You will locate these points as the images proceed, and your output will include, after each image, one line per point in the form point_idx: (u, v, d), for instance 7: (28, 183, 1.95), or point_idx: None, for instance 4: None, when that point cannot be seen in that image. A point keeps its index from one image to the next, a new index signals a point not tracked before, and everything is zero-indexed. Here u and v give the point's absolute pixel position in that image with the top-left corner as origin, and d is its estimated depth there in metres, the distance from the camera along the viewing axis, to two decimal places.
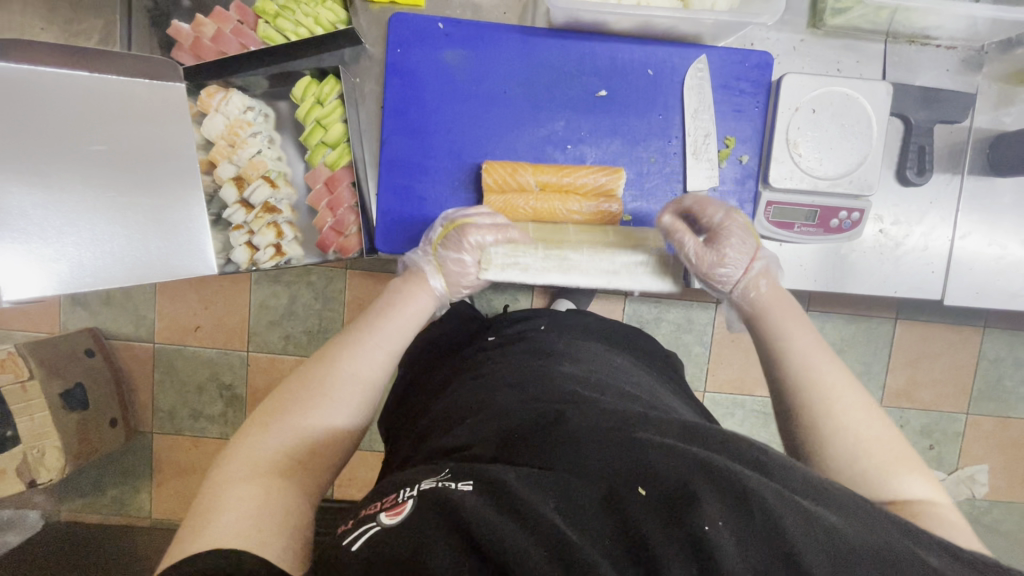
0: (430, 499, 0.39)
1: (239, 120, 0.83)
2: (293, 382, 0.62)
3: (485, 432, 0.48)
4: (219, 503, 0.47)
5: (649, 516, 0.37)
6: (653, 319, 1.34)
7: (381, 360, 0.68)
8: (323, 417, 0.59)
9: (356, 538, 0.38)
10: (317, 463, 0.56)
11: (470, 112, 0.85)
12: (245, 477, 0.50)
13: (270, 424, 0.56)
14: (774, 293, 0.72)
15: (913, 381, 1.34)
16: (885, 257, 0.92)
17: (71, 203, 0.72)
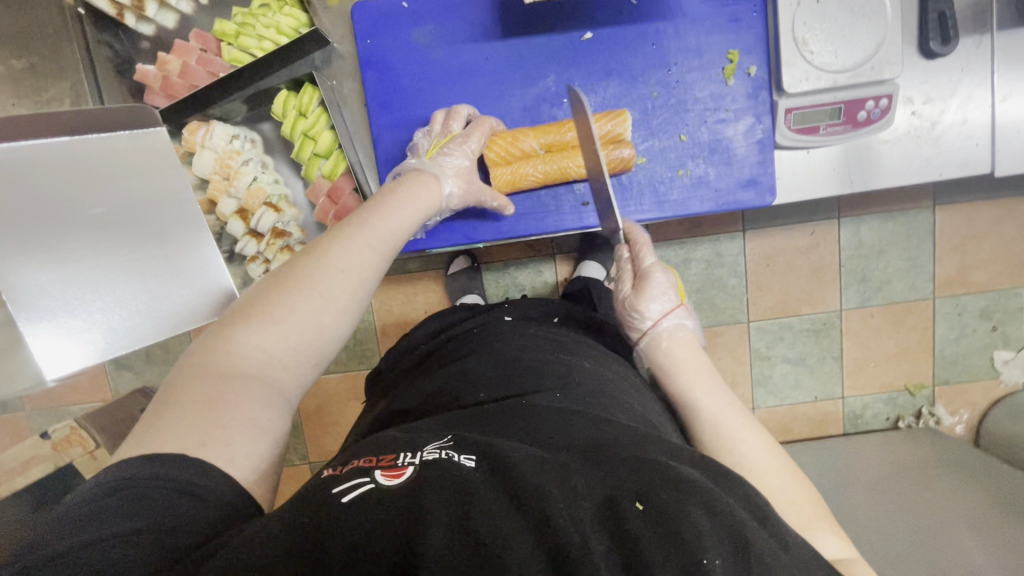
0: (434, 468, 0.41)
1: (228, 150, 0.81)
2: (284, 270, 0.56)
3: (492, 430, 0.50)
4: (179, 409, 0.46)
5: (648, 532, 0.38)
6: (681, 262, 1.29)
7: (364, 265, 0.58)
8: (314, 318, 0.54)
9: (346, 491, 0.40)
10: (302, 354, 0.53)
11: (455, 87, 0.81)
12: (216, 373, 0.48)
13: (254, 317, 0.52)
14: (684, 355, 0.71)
15: (964, 266, 1.27)
16: (923, 140, 0.86)
17: (86, 272, 0.71)
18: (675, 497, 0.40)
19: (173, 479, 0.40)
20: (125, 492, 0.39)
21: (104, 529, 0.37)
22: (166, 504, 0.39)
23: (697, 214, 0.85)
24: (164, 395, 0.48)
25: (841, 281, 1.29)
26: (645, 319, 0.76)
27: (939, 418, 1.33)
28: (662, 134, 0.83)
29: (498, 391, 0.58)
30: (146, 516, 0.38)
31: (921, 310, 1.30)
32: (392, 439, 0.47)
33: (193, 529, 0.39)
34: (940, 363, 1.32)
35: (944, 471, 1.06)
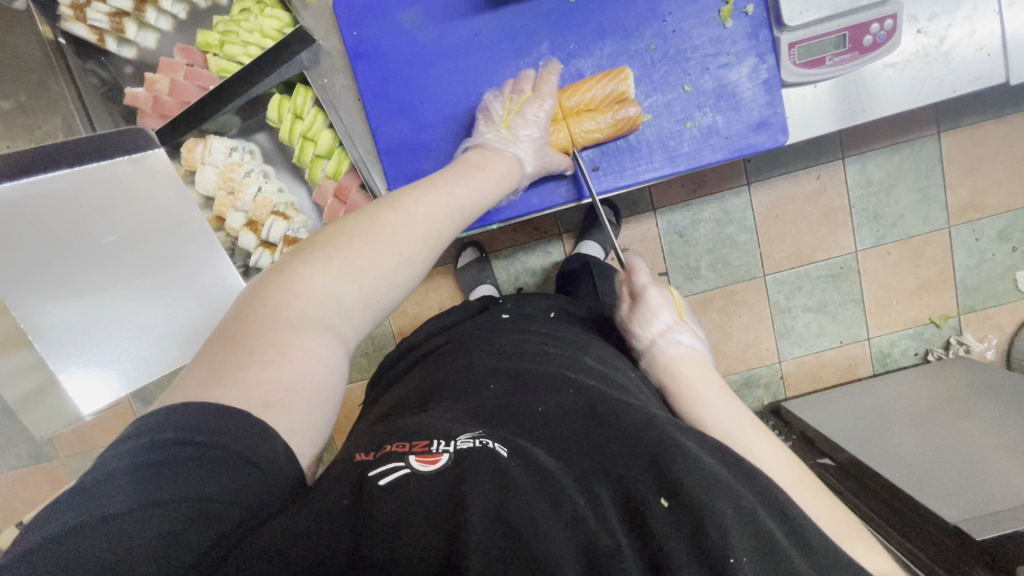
0: (466, 456, 0.43)
1: (229, 163, 0.80)
2: (370, 219, 0.57)
3: (519, 417, 0.52)
4: (250, 344, 0.47)
5: (670, 530, 0.41)
6: (689, 225, 1.27)
7: (435, 230, 0.61)
8: (387, 277, 0.56)
9: (384, 474, 0.43)
10: (370, 305, 0.55)
11: (449, 68, 0.79)
12: (289, 319, 0.49)
13: (334, 264, 0.53)
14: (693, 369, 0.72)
15: (977, 190, 1.24)
16: (933, 59, 0.82)
17: (108, 302, 0.72)
18: (695, 481, 0.43)
19: (234, 451, 0.40)
20: (176, 457, 0.39)
21: (157, 493, 0.37)
22: (224, 473, 0.39)
23: (711, 164, 0.83)
24: (231, 335, 0.48)
25: (853, 222, 1.27)
26: (648, 333, 0.78)
27: (969, 346, 1.30)
28: (665, 88, 0.81)
29: (520, 378, 0.60)
30: (201, 482, 0.38)
31: (938, 242, 1.27)
32: (424, 423, 0.49)
33: (243, 503, 0.39)
34: (964, 291, 1.30)
35: (975, 399, 1.05)
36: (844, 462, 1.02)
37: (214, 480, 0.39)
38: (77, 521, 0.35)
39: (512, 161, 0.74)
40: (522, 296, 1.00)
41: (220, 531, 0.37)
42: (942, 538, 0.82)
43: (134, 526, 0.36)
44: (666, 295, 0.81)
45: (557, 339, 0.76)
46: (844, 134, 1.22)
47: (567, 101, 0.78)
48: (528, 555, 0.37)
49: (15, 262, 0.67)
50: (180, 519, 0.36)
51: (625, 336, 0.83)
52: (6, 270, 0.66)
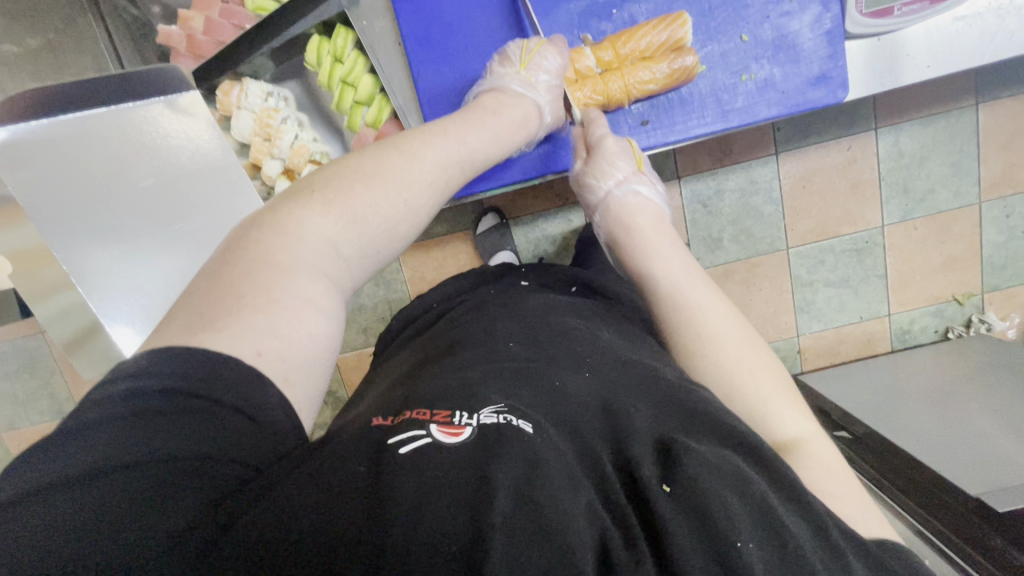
0: (493, 429, 0.41)
1: (266, 108, 0.77)
2: (369, 161, 0.56)
3: (530, 390, 0.49)
4: (232, 284, 0.45)
5: (686, 514, 0.38)
6: (714, 195, 1.24)
7: (441, 180, 0.61)
8: (390, 228, 0.57)
9: (404, 443, 0.40)
10: (366, 257, 0.56)
11: (498, 11, 0.76)
12: (285, 263, 0.47)
13: (334, 210, 0.52)
14: (650, 230, 0.71)
15: (1011, 165, 1.20)
16: (1004, 19, 0.77)
17: (146, 249, 0.69)
18: (717, 482, 0.40)
19: (234, 407, 0.38)
20: (168, 407, 0.36)
21: (155, 446, 0.34)
22: (218, 425, 0.37)
23: (764, 121, 0.79)
24: (220, 275, 0.46)
25: (882, 195, 1.23)
26: (604, 184, 0.75)
27: (990, 325, 1.29)
28: (722, 37, 0.77)
29: (539, 356, 0.58)
30: (196, 438, 0.36)
31: (967, 218, 1.24)
32: (443, 396, 0.47)
33: (243, 457, 0.37)
34: (988, 269, 1.27)
35: (1000, 374, 1.03)
36: (863, 434, 1.02)
37: (217, 437, 0.37)
38: (60, 476, 0.32)
39: (529, 108, 0.73)
40: (534, 266, 0.97)
41: (217, 492, 0.35)
42: (961, 510, 0.82)
43: (139, 472, 0.33)
44: (625, 149, 0.76)
45: (573, 312, 0.73)
46: (878, 104, 1.17)
47: (621, 48, 0.74)
48: (551, 535, 0.33)
49: (52, 207, 0.65)
50: (173, 473, 0.34)
51: (578, 190, 0.78)
52: (48, 211, 0.65)
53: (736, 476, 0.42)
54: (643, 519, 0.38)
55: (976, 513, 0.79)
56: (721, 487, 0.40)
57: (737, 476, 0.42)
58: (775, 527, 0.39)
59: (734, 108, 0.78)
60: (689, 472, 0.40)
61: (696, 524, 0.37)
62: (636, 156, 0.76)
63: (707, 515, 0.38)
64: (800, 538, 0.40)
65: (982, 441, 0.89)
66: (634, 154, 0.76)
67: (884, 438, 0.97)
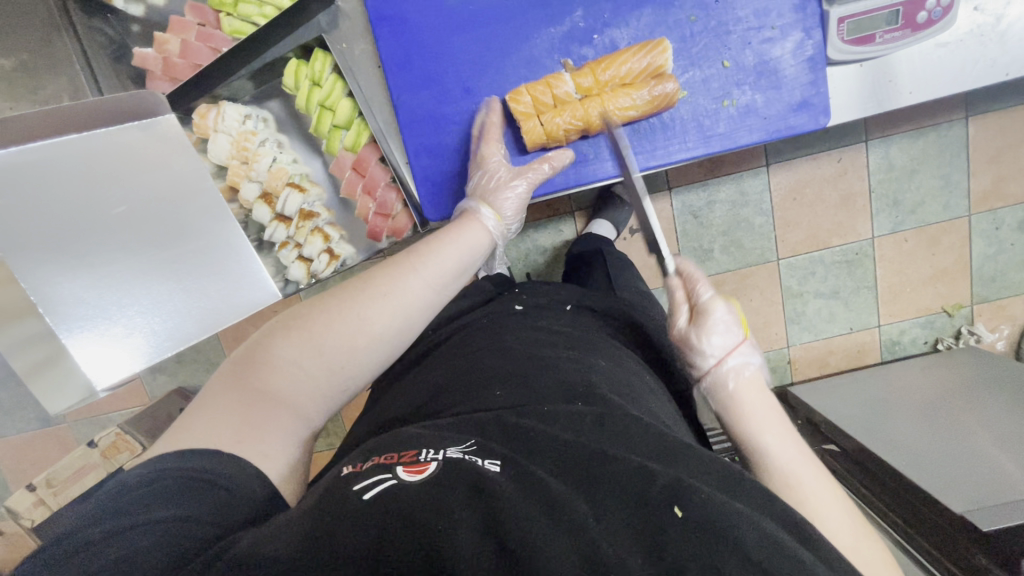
0: (457, 465, 0.40)
1: (243, 132, 0.76)
2: (333, 302, 0.54)
3: (504, 421, 0.48)
4: (199, 417, 0.46)
5: (683, 538, 0.36)
6: (705, 206, 1.23)
7: (408, 310, 0.55)
8: (356, 353, 0.53)
9: (371, 486, 0.40)
10: (339, 380, 0.52)
11: (480, 35, 0.75)
12: (253, 386, 0.48)
13: (295, 333, 0.51)
14: (764, 402, 0.57)
15: (1001, 178, 1.20)
16: (987, 39, 0.77)
17: (120, 275, 0.68)
18: (709, 499, 0.38)
19: (211, 480, 0.41)
20: (160, 480, 0.39)
21: (137, 517, 0.37)
22: (197, 494, 0.39)
23: (744, 146, 0.79)
24: (200, 398, 0.48)
25: (872, 207, 1.23)
26: (708, 355, 0.64)
27: (980, 336, 1.28)
28: (704, 63, 0.76)
29: (521, 387, 0.57)
30: (182, 502, 0.39)
31: (957, 230, 1.24)
32: (412, 437, 0.46)
33: (217, 521, 0.39)
34: (978, 281, 1.27)
35: (990, 388, 1.03)
36: (851, 448, 1.01)
37: (196, 502, 0.39)
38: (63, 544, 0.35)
39: (488, 206, 0.69)
40: (534, 284, 0.94)
41: (208, 534, 0.37)
42: (948, 530, 0.81)
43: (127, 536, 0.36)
44: (732, 313, 0.66)
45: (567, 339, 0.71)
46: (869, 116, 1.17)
47: (601, 74, 0.74)
48: (520, 569, 0.32)
49: (21, 235, 0.64)
50: (155, 538, 0.36)
51: (681, 356, 0.67)
52: (16, 240, 0.63)
53: (727, 490, 0.40)
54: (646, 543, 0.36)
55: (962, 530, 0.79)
56: (714, 503, 0.38)
57: (730, 493, 0.40)
58: (789, 547, 0.36)
59: (715, 132, 0.78)
60: (685, 486, 0.39)
61: (699, 544, 0.35)
62: (743, 326, 0.66)
63: (711, 535, 0.36)
64: (816, 554, 0.37)
65: (971, 457, 0.89)
66: (740, 321, 0.66)
67: (872, 453, 0.96)
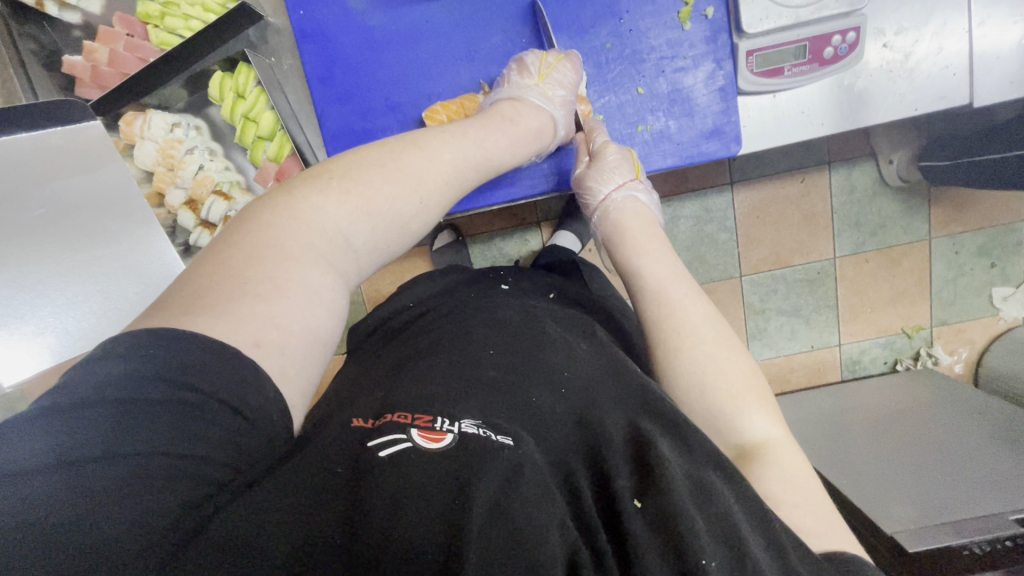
0: (474, 439, 0.39)
1: (169, 140, 0.80)
2: (388, 155, 0.55)
3: (504, 392, 0.47)
4: (234, 264, 0.43)
5: (648, 534, 0.38)
6: (669, 221, 1.22)
7: (457, 180, 0.60)
8: (400, 220, 0.54)
9: (385, 446, 0.39)
10: (376, 249, 0.53)
11: (399, 55, 0.78)
12: (292, 251, 0.45)
13: (350, 199, 0.50)
14: (640, 220, 0.70)
15: (960, 205, 1.19)
16: (896, 76, 0.79)
17: (33, 277, 0.70)
18: (687, 505, 0.39)
19: (229, 404, 0.36)
20: (150, 400, 0.34)
21: (117, 447, 0.32)
22: (209, 423, 0.35)
23: (659, 169, 0.82)
24: (225, 257, 0.44)
25: (834, 227, 1.22)
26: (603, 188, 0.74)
27: (938, 359, 1.27)
28: (618, 88, 0.80)
29: (518, 352, 0.54)
30: (187, 435, 0.34)
31: (917, 253, 1.23)
32: (424, 399, 0.44)
33: (230, 463, 0.36)
34: (937, 303, 1.25)
35: (942, 411, 1.03)
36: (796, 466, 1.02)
37: (206, 429, 0.35)
38: (22, 466, 0.30)
39: (545, 120, 0.74)
40: (519, 270, 0.90)
41: (204, 491, 0.34)
42: (878, 550, 0.81)
43: (106, 474, 0.31)
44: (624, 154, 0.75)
45: (552, 313, 0.69)
46: (831, 139, 1.17)
47: None
48: (520, 549, 0.32)
49: None
50: (152, 471, 0.32)
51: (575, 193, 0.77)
52: None
53: (699, 489, 0.41)
54: (615, 536, 0.38)
55: (889, 551, 0.78)
56: (691, 510, 0.39)
57: (707, 495, 0.41)
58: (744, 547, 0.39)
59: (631, 150, 0.81)
60: (663, 486, 0.40)
61: (663, 543, 0.37)
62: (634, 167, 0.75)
63: (676, 538, 0.37)
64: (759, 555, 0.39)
65: (902, 479, 0.90)
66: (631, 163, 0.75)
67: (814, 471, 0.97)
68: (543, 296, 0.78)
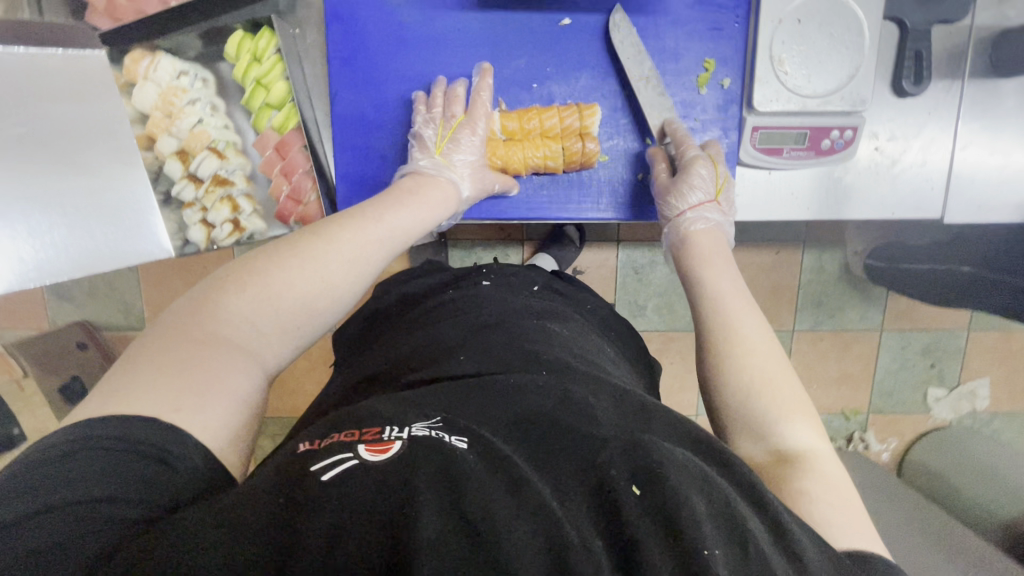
0: (422, 445, 0.37)
1: (172, 86, 0.77)
2: (284, 245, 0.54)
3: (477, 395, 0.45)
4: (137, 363, 0.43)
5: (645, 520, 0.34)
6: (646, 265, 1.25)
7: (365, 257, 0.58)
8: (310, 301, 0.53)
9: (329, 467, 0.36)
10: (291, 330, 0.52)
11: (425, 56, 0.79)
12: (202, 338, 0.45)
13: (248, 288, 0.50)
14: (708, 239, 0.72)
15: (913, 305, 1.27)
16: (882, 178, 0.85)
17: (6, 198, 0.74)
18: (679, 479, 0.36)
19: (149, 444, 0.37)
20: (77, 455, 0.36)
21: (41, 499, 0.33)
22: (131, 470, 0.36)
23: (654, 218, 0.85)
24: (135, 354, 0.44)
25: (798, 303, 1.28)
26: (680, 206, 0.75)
27: (868, 445, 1.34)
28: (628, 134, 0.82)
29: (490, 360, 0.53)
30: (109, 478, 0.35)
31: (867, 342, 1.30)
32: (375, 408, 0.42)
33: (150, 499, 0.36)
34: (877, 392, 1.33)
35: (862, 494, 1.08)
36: None
37: (130, 478, 0.36)
38: None
39: (447, 185, 0.75)
40: (497, 265, 0.85)
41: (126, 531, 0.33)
42: None
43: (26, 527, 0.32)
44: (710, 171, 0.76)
45: (537, 313, 0.66)
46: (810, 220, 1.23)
47: (528, 122, 0.79)
48: (482, 557, 0.31)
49: None
50: (66, 524, 0.32)
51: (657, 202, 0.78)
52: None
53: (693, 468, 0.38)
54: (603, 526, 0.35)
55: None
56: (683, 484, 0.36)
57: (697, 469, 0.38)
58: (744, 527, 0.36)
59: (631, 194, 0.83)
60: (647, 463, 0.37)
61: (659, 527, 0.34)
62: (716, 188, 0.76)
63: (671, 520, 0.34)
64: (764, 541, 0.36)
65: None
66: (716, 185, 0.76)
67: None
68: (538, 295, 0.75)
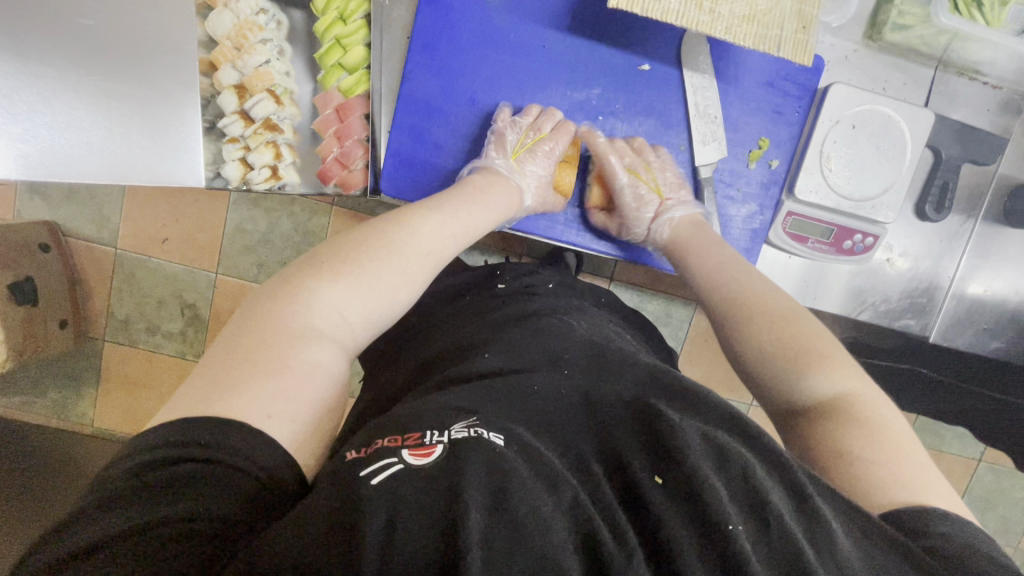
0: (457, 445, 0.37)
1: (250, 22, 0.76)
2: (374, 237, 0.58)
3: (506, 393, 0.45)
4: (225, 358, 0.43)
5: (671, 511, 0.37)
6: (633, 308, 1.29)
7: (441, 252, 0.63)
8: (389, 293, 0.56)
9: (377, 472, 0.35)
10: (372, 319, 0.54)
11: (502, 61, 0.80)
12: (296, 330, 0.47)
13: (341, 278, 0.53)
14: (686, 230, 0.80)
15: None
16: (884, 286, 0.90)
17: (49, 82, 0.65)
18: (705, 465, 0.39)
19: (225, 449, 0.37)
20: (158, 470, 0.35)
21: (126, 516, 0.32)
22: (205, 480, 0.35)
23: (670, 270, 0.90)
24: (230, 346, 0.44)
25: None
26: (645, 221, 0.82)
27: None
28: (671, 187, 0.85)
29: (513, 354, 0.54)
30: (189, 495, 0.34)
31: None
32: (414, 411, 0.42)
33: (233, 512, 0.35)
34: None
35: None
36: None
37: (206, 490, 0.35)
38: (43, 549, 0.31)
39: (514, 189, 0.78)
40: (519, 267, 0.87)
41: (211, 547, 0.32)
42: None
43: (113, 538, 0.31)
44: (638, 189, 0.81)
45: (563, 308, 0.68)
46: None
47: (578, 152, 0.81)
48: (530, 545, 0.32)
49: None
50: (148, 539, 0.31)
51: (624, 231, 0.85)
52: None
53: (713, 452, 0.40)
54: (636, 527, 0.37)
55: None
56: (708, 468, 0.39)
57: (720, 449, 0.41)
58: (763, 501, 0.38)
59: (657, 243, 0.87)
60: (676, 456, 0.39)
61: (693, 523, 0.36)
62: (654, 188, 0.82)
63: (702, 505, 0.37)
64: (789, 519, 0.38)
65: None
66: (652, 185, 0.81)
67: None
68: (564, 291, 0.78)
